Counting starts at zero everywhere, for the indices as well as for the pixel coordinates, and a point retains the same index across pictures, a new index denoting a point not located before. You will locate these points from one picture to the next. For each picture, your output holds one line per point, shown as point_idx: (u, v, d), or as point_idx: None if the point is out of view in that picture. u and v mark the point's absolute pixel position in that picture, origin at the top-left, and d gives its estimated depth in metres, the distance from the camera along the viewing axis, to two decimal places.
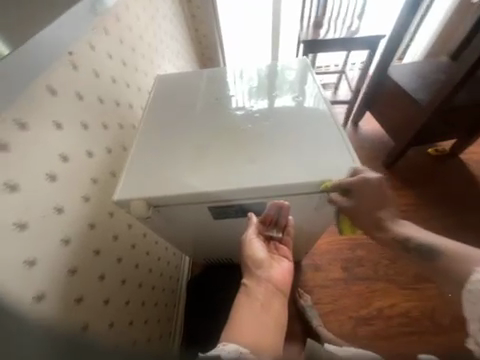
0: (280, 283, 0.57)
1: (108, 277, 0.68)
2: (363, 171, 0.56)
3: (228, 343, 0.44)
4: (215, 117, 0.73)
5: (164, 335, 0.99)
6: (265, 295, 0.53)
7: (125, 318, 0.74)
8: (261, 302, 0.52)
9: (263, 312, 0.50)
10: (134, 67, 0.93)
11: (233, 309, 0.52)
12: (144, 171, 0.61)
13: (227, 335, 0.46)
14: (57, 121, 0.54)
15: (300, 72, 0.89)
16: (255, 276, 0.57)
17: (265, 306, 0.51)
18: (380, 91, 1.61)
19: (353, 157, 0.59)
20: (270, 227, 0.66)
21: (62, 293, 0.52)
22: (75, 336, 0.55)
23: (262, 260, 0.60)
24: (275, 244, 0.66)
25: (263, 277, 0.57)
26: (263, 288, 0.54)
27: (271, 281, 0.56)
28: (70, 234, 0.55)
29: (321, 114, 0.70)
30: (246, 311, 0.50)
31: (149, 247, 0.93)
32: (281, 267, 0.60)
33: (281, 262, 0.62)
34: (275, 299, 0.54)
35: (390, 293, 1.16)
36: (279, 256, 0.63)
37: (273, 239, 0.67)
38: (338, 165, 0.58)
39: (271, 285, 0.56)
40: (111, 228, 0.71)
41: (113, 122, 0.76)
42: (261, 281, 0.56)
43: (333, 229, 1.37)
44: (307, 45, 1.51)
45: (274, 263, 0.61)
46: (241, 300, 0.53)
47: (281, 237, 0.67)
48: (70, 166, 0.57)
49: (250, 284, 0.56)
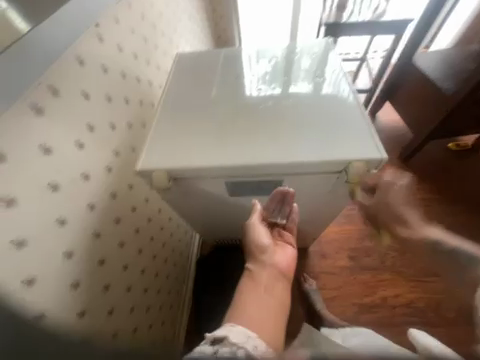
0: (283, 269, 0.61)
1: (126, 245, 0.72)
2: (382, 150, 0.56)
3: (235, 325, 0.46)
4: (234, 96, 0.73)
5: (174, 306, 1.06)
6: (268, 279, 0.57)
7: (140, 284, 0.79)
8: (265, 286, 0.55)
9: (266, 297, 0.53)
10: (155, 45, 0.93)
11: (237, 293, 0.54)
12: (166, 144, 0.63)
13: (234, 318, 0.48)
14: (85, 92, 0.56)
15: (323, 54, 0.87)
16: (260, 261, 0.61)
17: (269, 289, 0.55)
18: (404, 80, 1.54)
19: (375, 139, 0.58)
20: (274, 214, 0.70)
21: (88, 253, 0.56)
22: (97, 294, 0.60)
23: (267, 246, 0.63)
24: (279, 230, 0.71)
25: (267, 262, 0.60)
26: (266, 272, 0.58)
27: (275, 266, 0.60)
28: (95, 200, 0.59)
29: (342, 97, 0.69)
30: (251, 295, 0.53)
31: (164, 223, 0.97)
32: (284, 254, 0.64)
33: (284, 249, 0.65)
34: (278, 283, 0.57)
35: (396, 284, 1.17)
36: (283, 242, 0.67)
37: (277, 226, 0.71)
38: (359, 145, 0.58)
39: (275, 270, 0.59)
40: (130, 200, 0.74)
41: (134, 97, 0.77)
42: (265, 266, 0.60)
43: (342, 219, 1.36)
44: (328, 27, 1.44)
45: (278, 249, 0.64)
46: (246, 284, 0.56)
47: (285, 223, 0.71)
48: (96, 136, 0.60)
49: (255, 268, 0.59)
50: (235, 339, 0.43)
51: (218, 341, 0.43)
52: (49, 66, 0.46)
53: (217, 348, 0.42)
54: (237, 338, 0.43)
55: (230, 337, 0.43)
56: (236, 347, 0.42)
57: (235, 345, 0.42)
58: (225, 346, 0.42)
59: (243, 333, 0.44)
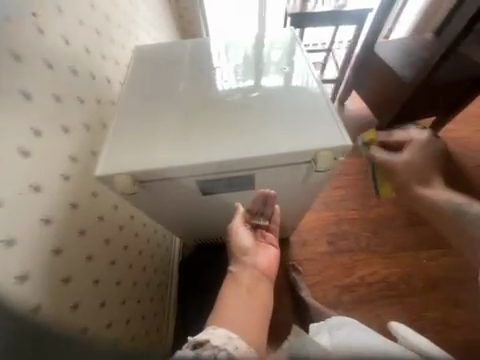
0: (266, 269, 0.61)
1: (96, 258, 0.67)
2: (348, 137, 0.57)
3: (217, 328, 0.46)
4: (201, 91, 0.70)
5: (158, 313, 1.02)
6: (250, 281, 0.57)
7: (116, 297, 0.75)
8: (246, 287, 0.56)
9: (249, 298, 0.53)
10: (111, 38, 0.85)
11: (220, 296, 0.54)
12: (129, 144, 0.58)
13: (217, 320, 0.48)
14: (24, 92, 0.49)
15: (289, 45, 0.86)
16: (242, 262, 0.62)
17: (251, 290, 0.56)
18: (368, 69, 1.61)
19: (340, 128, 0.59)
20: (256, 215, 0.71)
21: (47, 272, 0.50)
22: (65, 315, 0.54)
23: (248, 248, 0.64)
24: (262, 230, 0.70)
25: (249, 263, 0.61)
26: (248, 273, 0.59)
27: (257, 267, 0.60)
28: (51, 213, 0.53)
29: (310, 88, 0.69)
30: (233, 297, 0.53)
31: (138, 229, 0.92)
32: (267, 254, 0.64)
33: (267, 249, 0.65)
34: (261, 284, 0.58)
35: (371, 263, 1.25)
36: (266, 243, 0.67)
37: (260, 227, 0.70)
38: (326, 135, 0.58)
39: (257, 271, 0.60)
40: (96, 208, 0.68)
41: (89, 95, 0.70)
42: (247, 267, 0.60)
43: (320, 206, 1.40)
44: (294, 18, 1.44)
45: (260, 250, 0.64)
46: (228, 286, 0.57)
47: (267, 224, 0.71)
48: (45, 142, 0.53)
49: (236, 270, 0.60)
50: (217, 342, 0.43)
51: (200, 344, 0.43)
52: None
53: (199, 352, 0.42)
54: (218, 341, 0.44)
55: (211, 341, 0.44)
56: (218, 349, 0.42)
57: (217, 347, 0.43)
58: (207, 349, 0.42)
59: (225, 334, 0.45)
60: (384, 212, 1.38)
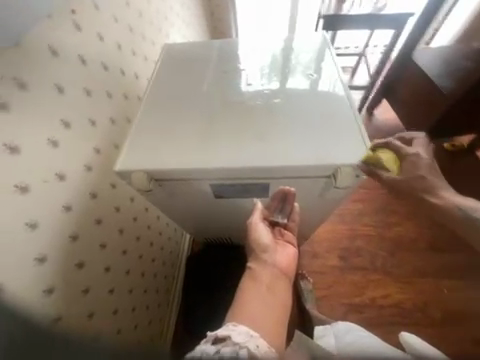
0: (285, 268, 0.56)
1: (109, 246, 0.69)
2: (364, 163, 0.54)
3: (237, 324, 0.44)
4: (223, 93, 0.69)
5: (162, 305, 1.05)
6: (270, 279, 0.53)
7: (125, 285, 0.77)
8: (267, 285, 0.51)
9: (269, 297, 0.49)
10: (142, 35, 0.88)
11: (238, 292, 0.51)
12: (148, 143, 0.59)
13: (236, 316, 0.46)
14: (58, 85, 0.52)
15: (318, 49, 0.82)
16: (261, 260, 0.56)
17: (271, 289, 0.51)
18: (403, 77, 1.50)
19: (366, 143, 0.56)
20: (274, 212, 0.67)
21: (63, 257, 0.53)
22: (75, 298, 0.57)
23: (267, 245, 0.59)
24: (280, 229, 0.65)
25: (269, 261, 0.56)
26: (268, 271, 0.54)
27: (276, 265, 0.55)
28: (72, 201, 0.56)
29: (336, 98, 0.65)
30: (253, 295, 0.49)
31: (151, 222, 0.94)
32: (286, 253, 0.58)
33: (285, 248, 0.60)
34: (280, 283, 0.53)
35: (384, 285, 1.17)
36: (284, 241, 0.62)
37: (277, 225, 0.65)
38: (349, 150, 0.55)
39: (276, 269, 0.55)
40: (113, 199, 0.71)
41: (116, 90, 0.72)
42: (266, 265, 0.55)
43: (336, 218, 1.34)
44: (326, 20, 1.38)
45: (279, 248, 0.59)
46: (246, 283, 0.52)
47: (285, 223, 0.66)
48: (73, 133, 0.56)
49: (256, 267, 0.55)
50: (238, 339, 0.42)
51: (220, 340, 0.42)
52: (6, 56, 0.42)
53: (220, 348, 0.41)
54: (239, 337, 0.42)
55: (232, 337, 0.42)
56: (239, 347, 0.41)
57: (238, 345, 0.41)
58: (227, 345, 0.41)
59: (246, 331, 0.43)
60: (406, 232, 1.28)
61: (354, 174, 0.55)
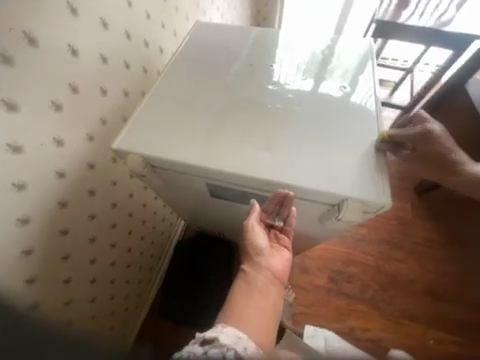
0: (279, 273, 0.55)
1: (99, 218, 0.69)
2: (381, 200, 0.47)
3: (226, 326, 0.44)
4: (242, 87, 0.64)
5: (143, 281, 1.07)
6: (263, 283, 0.52)
7: (108, 257, 0.79)
8: (259, 290, 0.50)
9: (262, 301, 0.49)
10: (175, 7, 0.82)
11: (229, 294, 0.50)
12: (150, 127, 0.56)
13: (226, 319, 0.46)
14: (72, 47, 0.50)
15: (361, 57, 0.72)
16: (255, 263, 0.54)
17: (264, 294, 0.50)
18: (448, 106, 1.37)
19: (382, 181, 0.49)
20: (271, 215, 0.58)
21: (48, 222, 0.53)
22: (54, 262, 0.58)
23: (263, 248, 0.56)
24: (275, 232, 0.60)
25: (263, 265, 0.54)
26: (261, 276, 0.52)
27: (270, 269, 0.54)
28: (66, 168, 0.55)
29: (365, 120, 0.57)
30: (245, 298, 0.49)
31: (148, 201, 0.92)
32: (281, 258, 0.57)
33: (280, 253, 0.57)
34: (273, 288, 0.52)
35: (368, 317, 1.13)
36: (279, 246, 0.59)
37: (273, 227, 0.60)
38: (358, 183, 0.49)
39: (270, 273, 0.53)
40: (111, 173, 0.69)
41: (136, 62, 0.69)
42: (260, 268, 0.53)
43: (335, 238, 1.28)
44: (379, 26, 1.25)
45: (274, 254, 0.57)
46: (239, 286, 0.51)
47: (282, 226, 0.59)
48: (79, 100, 0.54)
49: (250, 271, 0.53)
50: (225, 341, 0.42)
51: (208, 341, 0.42)
52: (19, 8, 0.39)
53: (207, 349, 0.41)
54: (227, 339, 0.42)
55: (220, 339, 0.42)
56: (226, 349, 0.41)
57: (225, 347, 0.41)
58: (214, 346, 0.41)
59: (234, 334, 0.43)
60: (405, 271, 1.21)
61: (364, 210, 0.49)
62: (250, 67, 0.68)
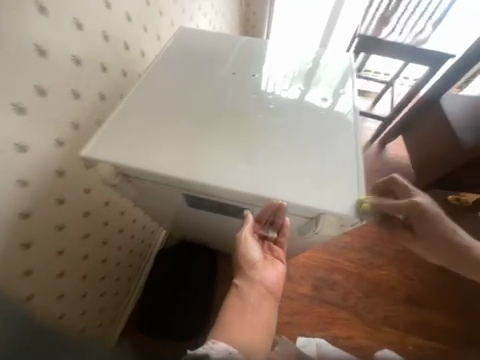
0: (273, 287, 0.54)
1: (68, 228, 0.65)
2: (351, 219, 0.48)
3: (217, 342, 0.45)
4: (224, 95, 0.62)
5: (120, 293, 1.02)
6: (256, 298, 0.51)
7: (79, 270, 0.74)
8: (252, 305, 0.50)
9: (254, 316, 0.49)
10: (159, 11, 0.81)
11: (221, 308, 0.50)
12: (124, 134, 0.54)
13: (218, 334, 0.46)
14: (39, 47, 0.47)
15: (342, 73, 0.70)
16: (248, 278, 0.53)
17: (256, 309, 0.50)
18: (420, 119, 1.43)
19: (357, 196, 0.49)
20: (265, 226, 0.55)
21: (6, 235, 0.49)
22: (13, 279, 0.54)
23: (256, 261, 0.55)
24: (269, 243, 0.58)
25: (256, 279, 0.53)
26: (254, 291, 0.51)
27: (264, 284, 0.53)
28: (30, 176, 0.51)
29: (345, 132, 0.58)
30: (237, 314, 0.49)
31: (126, 208, 0.87)
32: (274, 271, 0.55)
33: (274, 266, 0.56)
34: (266, 303, 0.52)
35: (350, 325, 1.13)
36: (272, 258, 0.57)
37: (267, 239, 0.58)
38: (333, 197, 0.49)
39: (263, 288, 0.52)
40: (83, 180, 0.65)
41: (114, 64, 0.66)
42: (253, 283, 0.52)
43: (319, 246, 1.28)
44: (361, 41, 1.29)
45: (268, 267, 0.55)
46: (231, 301, 0.51)
47: (275, 238, 0.57)
48: (47, 103, 0.51)
49: (243, 287, 0.52)
50: (216, 356, 0.42)
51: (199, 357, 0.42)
52: None
53: None
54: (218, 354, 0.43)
55: (211, 355, 0.42)
56: None
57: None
58: None
59: (225, 348, 0.44)
60: (386, 278, 1.23)
61: (339, 225, 0.50)
62: (234, 75, 0.67)
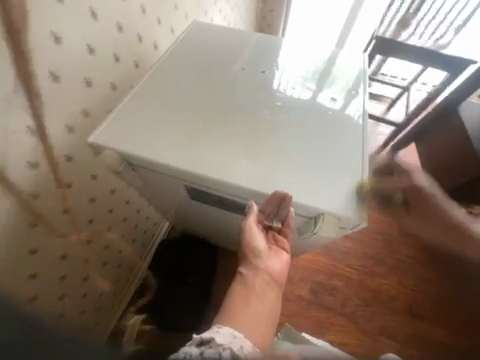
0: (277, 275, 0.52)
1: (74, 212, 0.67)
2: (351, 222, 0.48)
3: (222, 327, 0.42)
4: (233, 91, 0.62)
5: (121, 279, 1.04)
6: (261, 285, 0.49)
7: (82, 253, 0.76)
8: (257, 292, 0.47)
9: (259, 304, 0.46)
10: (174, 5, 0.81)
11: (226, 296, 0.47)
12: (132, 124, 0.55)
13: (222, 320, 0.43)
14: (55, 34, 0.48)
15: (356, 78, 0.68)
16: (252, 265, 0.52)
17: (261, 297, 0.47)
18: (434, 128, 1.39)
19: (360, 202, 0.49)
20: (269, 217, 0.53)
21: (15, 213, 0.52)
22: (19, 256, 0.57)
23: (261, 250, 0.53)
24: (273, 233, 0.56)
25: (260, 266, 0.51)
26: (258, 278, 0.50)
27: (268, 272, 0.51)
28: (40, 159, 0.53)
29: (354, 135, 0.57)
30: (241, 300, 0.46)
31: (131, 198, 0.89)
32: (279, 260, 0.54)
33: (278, 256, 0.54)
34: (271, 291, 0.49)
35: (347, 332, 1.12)
36: (277, 247, 0.55)
37: (271, 229, 0.56)
38: (335, 200, 0.49)
39: (267, 275, 0.51)
40: (92, 166, 0.67)
41: (127, 55, 0.67)
42: (257, 270, 0.51)
43: (320, 249, 1.27)
44: (378, 43, 1.26)
45: (272, 256, 0.54)
46: (235, 288, 0.48)
47: (280, 228, 0.55)
48: (60, 90, 0.53)
49: (247, 273, 0.50)
50: (221, 341, 0.39)
51: (205, 343, 0.39)
52: None
53: (204, 351, 0.38)
54: (223, 339, 0.40)
55: (216, 339, 0.40)
56: (222, 348, 0.38)
57: (221, 347, 0.38)
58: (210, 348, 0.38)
59: (230, 333, 0.41)
60: (387, 287, 1.20)
61: (339, 226, 0.50)
62: (243, 71, 0.67)
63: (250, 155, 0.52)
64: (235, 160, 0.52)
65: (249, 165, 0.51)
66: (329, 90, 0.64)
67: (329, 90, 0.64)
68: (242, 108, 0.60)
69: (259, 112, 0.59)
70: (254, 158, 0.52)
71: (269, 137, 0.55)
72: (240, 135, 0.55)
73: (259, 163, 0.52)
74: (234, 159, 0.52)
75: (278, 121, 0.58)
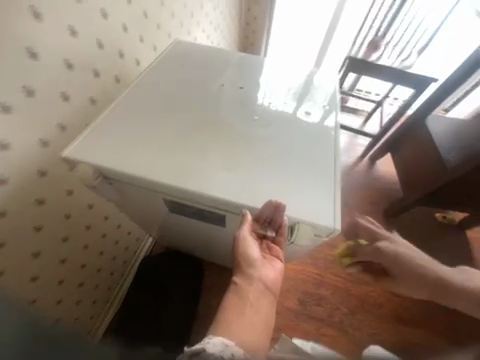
0: (271, 284, 0.50)
1: (47, 230, 0.62)
2: (327, 233, 0.49)
3: (213, 337, 0.41)
4: (214, 105, 0.63)
5: (99, 302, 0.96)
6: (256, 296, 0.48)
7: (56, 275, 0.70)
8: (251, 304, 0.46)
9: (253, 314, 0.45)
10: (158, 24, 0.83)
11: (220, 308, 0.46)
12: (111, 137, 0.54)
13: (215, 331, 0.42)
14: (30, 50, 0.47)
15: (333, 96, 0.72)
16: (246, 274, 0.50)
17: (256, 307, 0.46)
18: (404, 138, 1.50)
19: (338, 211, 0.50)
20: (264, 224, 0.51)
21: None
22: None
23: (255, 259, 0.51)
24: (267, 242, 0.53)
25: (254, 276, 0.50)
26: (253, 288, 0.48)
27: (262, 281, 0.50)
28: (10, 176, 0.49)
29: (332, 145, 0.59)
30: (236, 312, 0.45)
31: (111, 213, 0.84)
32: (274, 268, 0.52)
33: (272, 264, 0.52)
34: (266, 300, 0.48)
35: (336, 343, 1.09)
36: (271, 256, 0.53)
37: (266, 238, 0.53)
38: (317, 210, 0.49)
39: (262, 285, 0.49)
40: (67, 181, 0.63)
41: (108, 69, 0.66)
42: (251, 281, 0.49)
43: (306, 259, 1.26)
44: (352, 63, 1.35)
45: (266, 265, 0.52)
46: (229, 300, 0.47)
47: (274, 236, 0.52)
48: (35, 104, 0.50)
49: (241, 283, 0.49)
50: (212, 350, 0.39)
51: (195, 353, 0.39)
52: None
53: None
54: (214, 348, 0.39)
55: (207, 349, 0.39)
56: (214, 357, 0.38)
57: (212, 356, 0.38)
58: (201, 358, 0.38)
59: (221, 342, 0.40)
60: (373, 293, 1.21)
61: (316, 235, 0.50)
62: (225, 86, 0.69)
63: (230, 166, 0.52)
64: (214, 172, 0.51)
65: (227, 176, 0.51)
66: (307, 105, 0.68)
67: (307, 104, 0.68)
68: (224, 120, 0.60)
69: (240, 124, 0.60)
70: (235, 170, 0.52)
71: (250, 149, 0.56)
72: (222, 148, 0.55)
73: (242, 174, 0.52)
74: (214, 171, 0.51)
75: (263, 131, 0.59)
